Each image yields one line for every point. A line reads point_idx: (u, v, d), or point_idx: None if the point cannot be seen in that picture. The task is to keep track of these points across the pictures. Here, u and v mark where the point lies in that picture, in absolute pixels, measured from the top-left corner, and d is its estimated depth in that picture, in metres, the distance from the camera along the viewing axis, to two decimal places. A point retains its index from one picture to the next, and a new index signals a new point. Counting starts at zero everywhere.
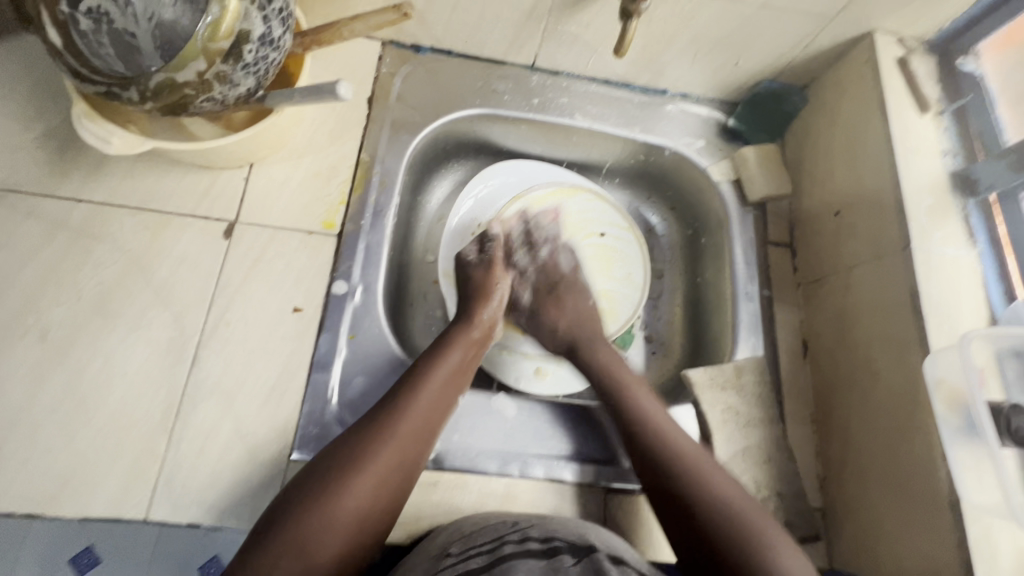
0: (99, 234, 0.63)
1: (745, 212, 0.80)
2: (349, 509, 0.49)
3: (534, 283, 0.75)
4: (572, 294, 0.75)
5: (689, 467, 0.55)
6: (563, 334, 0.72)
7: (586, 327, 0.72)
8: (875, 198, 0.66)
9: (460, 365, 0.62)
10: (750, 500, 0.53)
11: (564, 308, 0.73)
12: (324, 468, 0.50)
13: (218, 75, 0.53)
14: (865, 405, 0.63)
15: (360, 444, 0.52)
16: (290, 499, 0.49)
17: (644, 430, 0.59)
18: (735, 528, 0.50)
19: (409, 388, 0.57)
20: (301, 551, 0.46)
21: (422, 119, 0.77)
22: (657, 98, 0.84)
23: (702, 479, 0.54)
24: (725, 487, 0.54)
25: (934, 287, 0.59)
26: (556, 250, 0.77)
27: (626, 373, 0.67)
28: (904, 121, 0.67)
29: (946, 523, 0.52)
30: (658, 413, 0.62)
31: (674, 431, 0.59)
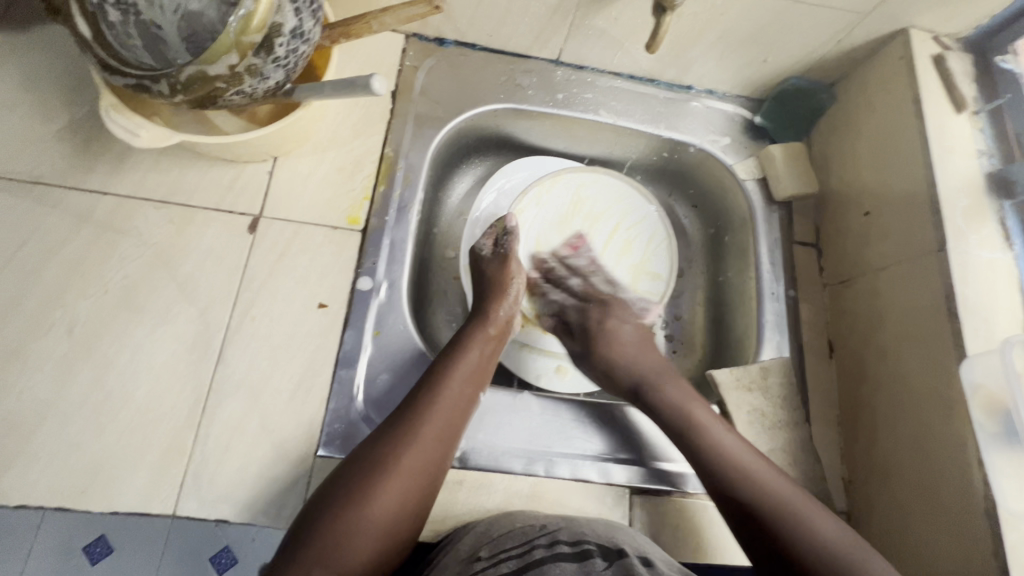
0: (124, 228, 0.63)
1: (771, 211, 0.79)
2: (377, 512, 0.48)
3: (577, 315, 0.73)
4: (650, 355, 0.69)
5: (735, 466, 0.55)
6: (626, 374, 0.67)
7: (651, 356, 0.69)
8: (908, 199, 0.65)
9: (480, 363, 0.61)
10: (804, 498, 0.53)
11: (621, 337, 0.70)
12: (352, 468, 0.50)
13: (250, 67, 0.52)
14: (896, 408, 0.62)
15: (383, 446, 0.51)
16: (318, 504, 0.49)
17: (695, 433, 0.59)
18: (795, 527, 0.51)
19: (429, 388, 0.56)
20: (333, 556, 0.46)
21: (446, 114, 0.76)
22: (682, 94, 0.83)
23: (752, 475, 0.55)
24: (790, 493, 0.53)
25: (970, 290, 0.58)
26: (586, 278, 0.77)
27: (662, 368, 0.67)
28: (939, 120, 0.65)
29: (981, 531, 0.51)
30: (703, 413, 0.61)
31: (724, 432, 0.59)
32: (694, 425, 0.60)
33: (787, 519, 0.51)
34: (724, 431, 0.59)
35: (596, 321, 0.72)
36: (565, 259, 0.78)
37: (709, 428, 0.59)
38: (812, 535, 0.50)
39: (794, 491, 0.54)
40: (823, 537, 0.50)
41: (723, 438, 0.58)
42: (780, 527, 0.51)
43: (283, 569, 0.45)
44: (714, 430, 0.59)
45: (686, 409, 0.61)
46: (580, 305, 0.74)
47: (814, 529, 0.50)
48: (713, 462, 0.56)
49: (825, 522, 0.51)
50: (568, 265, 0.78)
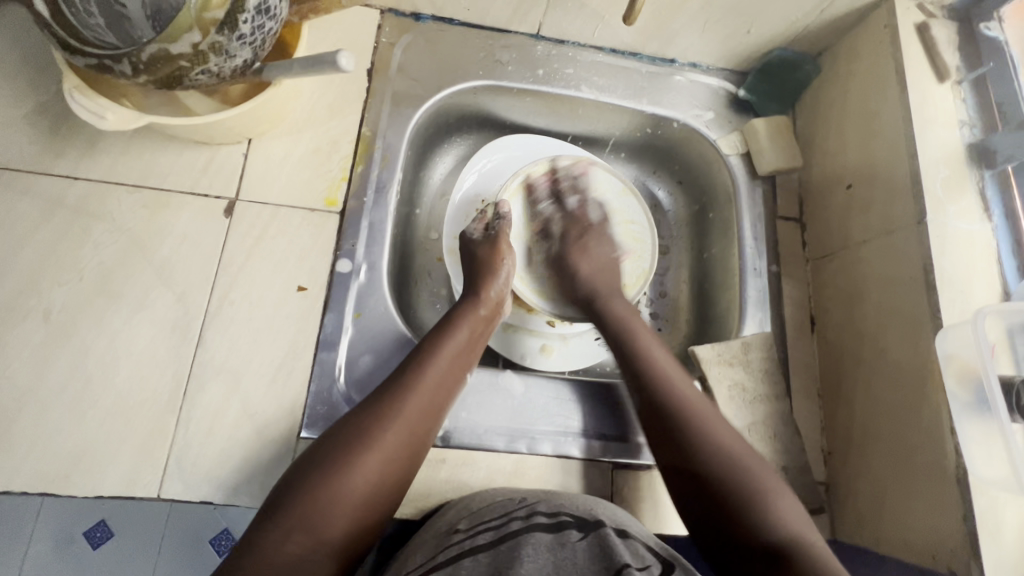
0: (97, 213, 0.62)
1: (754, 186, 0.79)
2: (358, 485, 0.49)
3: (561, 228, 0.76)
4: (618, 295, 0.70)
5: (683, 414, 0.55)
6: (585, 281, 0.71)
7: (609, 277, 0.72)
8: (890, 172, 0.65)
9: (468, 342, 0.61)
10: (744, 444, 0.54)
11: (592, 255, 0.73)
12: (331, 445, 0.50)
13: (213, 45, 0.50)
14: (873, 379, 0.63)
15: (368, 421, 0.52)
16: (297, 476, 0.49)
17: (653, 380, 0.59)
18: (726, 472, 0.51)
19: (416, 365, 0.57)
20: (310, 526, 0.46)
21: (424, 91, 0.74)
22: (665, 67, 0.82)
23: (709, 429, 0.54)
24: (717, 425, 0.55)
25: (947, 262, 0.58)
26: (585, 199, 0.77)
27: (639, 322, 0.66)
28: (921, 91, 0.64)
29: (952, 497, 0.52)
30: (675, 373, 0.60)
31: (683, 384, 0.59)
32: (658, 376, 0.59)
33: (734, 472, 0.51)
34: (693, 394, 0.58)
35: (574, 254, 0.73)
36: (557, 184, 0.78)
37: (675, 384, 0.58)
38: (751, 486, 0.50)
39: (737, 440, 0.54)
40: (764, 488, 0.50)
41: (689, 396, 0.57)
42: (725, 478, 0.51)
43: (260, 535, 0.45)
44: (682, 385, 0.59)
45: (646, 356, 0.61)
46: (561, 230, 0.76)
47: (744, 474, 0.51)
48: (671, 411, 0.56)
49: (768, 480, 0.51)
50: (559, 189, 0.77)
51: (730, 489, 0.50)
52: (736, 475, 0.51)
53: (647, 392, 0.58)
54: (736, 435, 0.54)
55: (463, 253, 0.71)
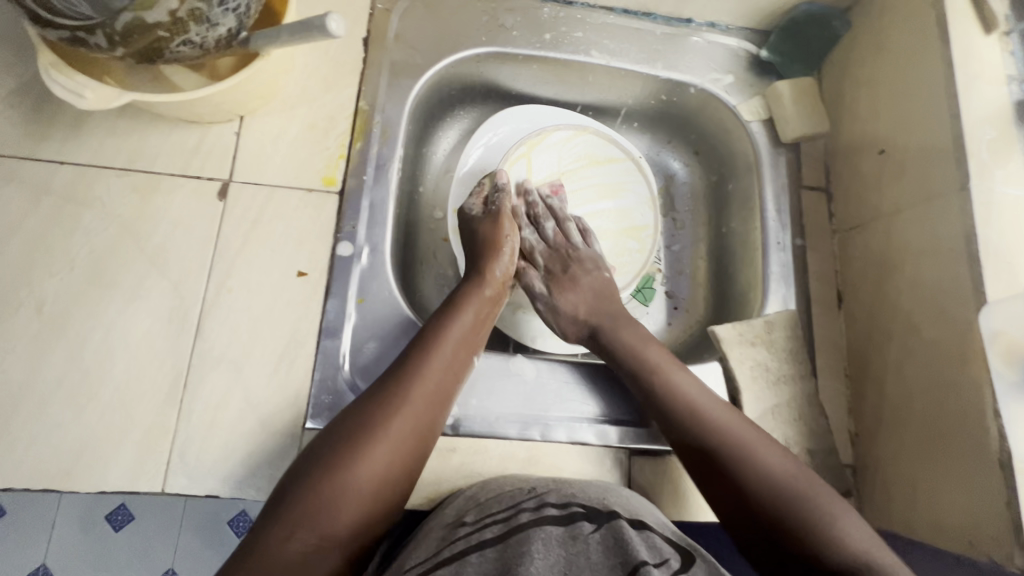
0: (86, 199, 0.59)
1: (778, 153, 0.74)
2: (364, 476, 0.46)
3: (542, 259, 0.69)
4: (625, 321, 0.64)
5: (728, 445, 0.52)
6: (585, 319, 0.65)
7: (608, 305, 0.66)
8: (928, 134, 0.60)
9: (473, 325, 0.58)
10: (799, 465, 0.51)
11: (579, 288, 0.67)
12: (335, 436, 0.48)
13: (192, 12, 0.46)
14: (906, 358, 0.59)
15: (372, 410, 0.49)
16: (301, 468, 0.47)
17: (683, 418, 0.55)
18: (786, 500, 0.48)
19: (421, 351, 0.54)
20: (316, 520, 0.44)
21: (423, 60, 0.70)
22: (681, 28, 0.76)
23: (756, 458, 0.51)
24: (765, 451, 0.51)
25: (992, 231, 0.54)
26: (563, 222, 0.70)
27: (652, 350, 0.60)
28: (965, 43, 0.59)
29: (994, 484, 0.49)
30: (705, 399, 0.56)
31: (714, 409, 0.55)
32: (691, 405, 0.55)
33: (794, 504, 0.48)
34: (728, 418, 0.54)
35: (563, 294, 0.67)
36: (529, 206, 0.71)
37: (708, 416, 0.54)
38: (810, 508, 0.47)
39: (787, 459, 0.51)
40: (815, 503, 0.48)
41: (717, 421, 0.54)
42: (778, 510, 0.48)
43: (265, 531, 0.43)
44: (713, 409, 0.55)
45: (672, 390, 0.57)
46: (545, 266, 0.69)
47: (805, 501, 0.48)
48: (748, 482, 0.50)
49: (829, 497, 0.49)
50: (531, 215, 0.71)
51: (786, 515, 0.48)
52: (789, 504, 0.48)
53: (705, 456, 0.52)
54: (779, 453, 0.52)
55: (463, 231, 0.68)
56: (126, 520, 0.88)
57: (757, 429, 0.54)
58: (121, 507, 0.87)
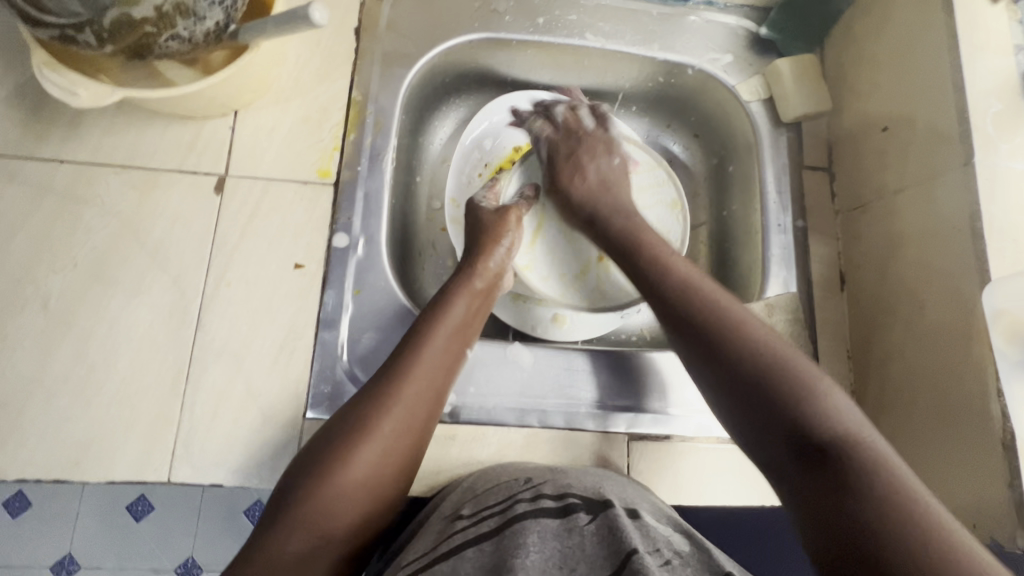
0: (86, 197, 0.60)
1: (778, 134, 0.73)
2: (359, 479, 0.47)
3: (551, 141, 0.69)
4: (635, 214, 0.63)
5: (708, 309, 0.51)
6: (585, 208, 0.64)
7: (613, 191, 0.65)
8: (932, 108, 0.58)
9: (465, 317, 0.58)
10: (784, 339, 0.48)
11: (587, 170, 0.66)
12: (327, 438, 0.49)
13: (178, 6, 0.46)
14: (909, 340, 0.59)
15: (364, 413, 0.49)
16: (296, 471, 0.48)
17: (675, 289, 0.54)
18: (767, 365, 0.46)
19: (412, 348, 0.54)
20: (314, 525, 0.45)
21: (415, 49, 0.69)
22: (678, 7, 0.75)
23: (741, 332, 0.49)
24: (750, 324, 0.49)
25: (997, 208, 0.52)
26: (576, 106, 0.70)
27: (652, 235, 0.60)
28: (970, 13, 0.57)
29: (997, 466, 0.48)
30: (736, 302, 0.51)
31: (702, 283, 0.54)
32: (684, 285, 0.54)
33: (777, 368, 0.46)
34: (763, 330, 0.49)
35: (567, 170, 0.66)
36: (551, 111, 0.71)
37: (696, 289, 0.53)
38: (798, 378, 0.45)
39: (779, 338, 0.49)
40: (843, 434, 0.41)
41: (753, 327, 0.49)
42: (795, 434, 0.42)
43: (265, 536, 0.45)
44: (704, 284, 0.53)
45: (665, 269, 0.56)
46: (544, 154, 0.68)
47: (791, 369, 0.45)
48: (734, 342, 0.48)
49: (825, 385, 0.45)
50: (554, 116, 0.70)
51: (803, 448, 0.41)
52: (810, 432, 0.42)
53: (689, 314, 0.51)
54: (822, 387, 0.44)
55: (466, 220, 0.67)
56: (147, 508, 0.93)
57: (753, 314, 0.51)
58: (138, 499, 0.93)
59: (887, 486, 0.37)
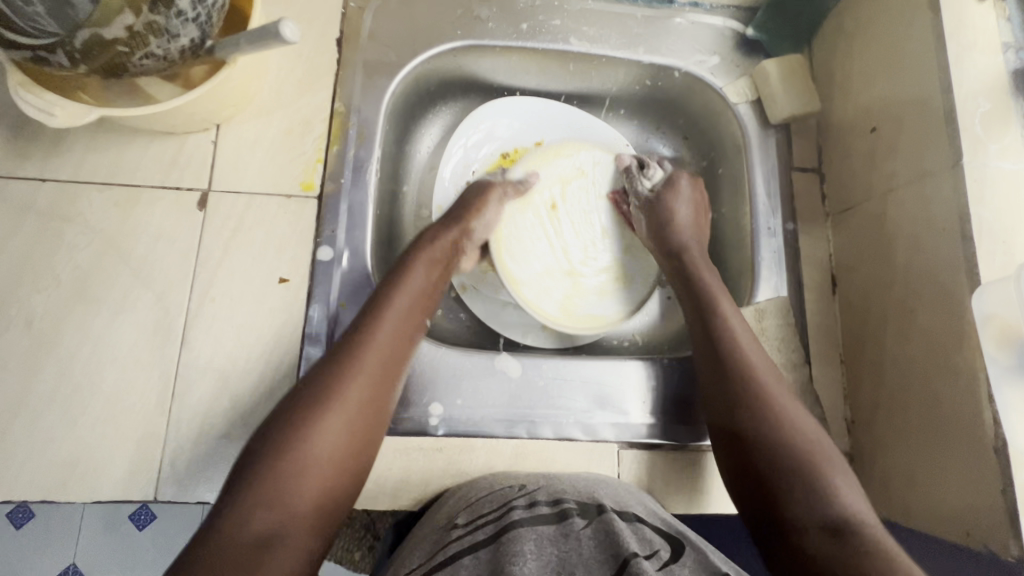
0: (68, 215, 0.60)
1: (767, 135, 0.72)
2: (318, 449, 0.46)
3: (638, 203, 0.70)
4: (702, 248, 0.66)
5: (748, 380, 0.53)
6: (677, 234, 0.66)
7: (699, 220, 0.68)
8: (920, 109, 0.57)
9: (424, 289, 0.58)
10: (828, 449, 0.49)
11: (681, 195, 0.69)
12: (282, 414, 0.47)
13: (150, 26, 0.46)
14: (902, 342, 0.58)
15: (318, 385, 0.48)
16: (248, 458, 0.45)
17: (720, 335, 0.56)
18: (792, 470, 0.48)
19: (367, 320, 0.53)
20: (277, 500, 0.43)
21: (398, 58, 0.69)
22: (663, 10, 0.74)
23: (779, 415, 0.50)
24: (792, 412, 0.51)
25: (987, 209, 0.51)
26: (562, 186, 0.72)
27: (715, 281, 0.61)
28: (957, 10, 0.56)
29: (991, 474, 0.47)
30: (747, 340, 0.56)
31: (765, 374, 0.54)
32: (733, 340, 0.56)
33: (799, 475, 0.47)
34: (762, 361, 0.55)
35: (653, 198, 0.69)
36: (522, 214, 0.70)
37: (748, 357, 0.55)
38: (814, 483, 0.47)
39: (812, 431, 0.50)
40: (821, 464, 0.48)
41: (754, 363, 0.54)
42: (779, 456, 0.49)
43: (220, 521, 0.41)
44: (750, 347, 0.56)
45: (720, 318, 0.57)
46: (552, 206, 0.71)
47: (812, 475, 0.47)
48: (751, 424, 0.51)
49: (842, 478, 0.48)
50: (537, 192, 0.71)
51: (788, 462, 0.48)
52: (803, 457, 0.48)
53: (719, 364, 0.55)
54: (808, 421, 0.51)
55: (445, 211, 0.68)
56: (150, 517, 0.93)
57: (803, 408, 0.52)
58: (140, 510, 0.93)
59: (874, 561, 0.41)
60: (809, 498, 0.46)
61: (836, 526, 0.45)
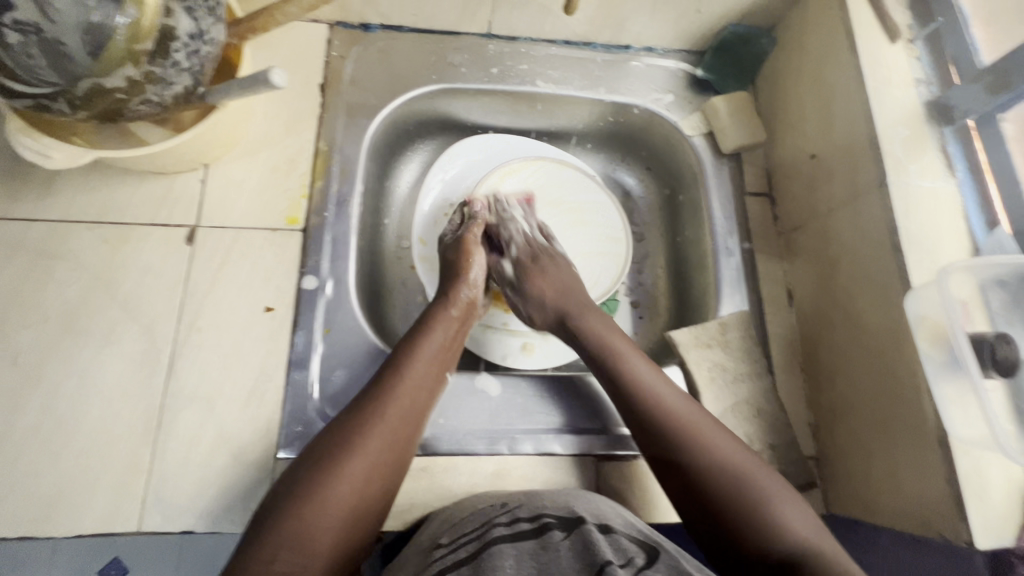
0: (58, 253, 0.62)
1: (720, 164, 0.78)
2: (343, 491, 0.47)
3: (577, 215, 0.78)
4: (595, 309, 0.66)
5: (669, 414, 0.54)
6: (551, 302, 0.66)
7: (574, 296, 0.66)
8: (851, 137, 0.64)
9: (444, 345, 0.60)
10: (751, 457, 0.52)
11: (600, 243, 0.75)
12: (313, 455, 0.49)
13: (148, 75, 0.50)
14: (851, 348, 0.62)
15: (346, 431, 0.50)
16: (276, 501, 0.47)
17: (637, 393, 0.57)
18: (739, 497, 0.48)
19: (394, 372, 0.56)
20: (299, 540, 0.44)
21: (378, 101, 0.74)
22: (621, 54, 0.82)
23: (702, 441, 0.52)
24: (716, 438, 0.52)
25: (913, 223, 0.57)
26: (590, 204, 0.80)
27: (618, 339, 0.62)
28: (874, 51, 0.64)
29: (936, 462, 0.51)
30: (654, 381, 0.58)
31: (674, 397, 0.56)
32: (660, 399, 0.56)
33: (753, 513, 0.48)
34: (686, 406, 0.55)
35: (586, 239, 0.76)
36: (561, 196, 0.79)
37: (664, 396, 0.56)
38: (756, 497, 0.48)
39: (738, 451, 0.52)
40: (738, 472, 0.50)
41: (670, 402, 0.55)
42: (721, 493, 0.49)
43: (246, 557, 0.43)
44: (653, 382, 0.58)
45: (631, 373, 0.58)
46: (578, 219, 0.78)
47: (753, 496, 0.49)
48: (688, 455, 0.51)
49: (777, 489, 0.50)
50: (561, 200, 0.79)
51: (733, 508, 0.48)
52: (742, 488, 0.49)
53: (638, 418, 0.56)
54: (735, 444, 0.52)
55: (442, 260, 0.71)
56: None
57: (727, 434, 0.54)
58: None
59: None
60: (762, 530, 0.47)
61: (795, 559, 0.44)
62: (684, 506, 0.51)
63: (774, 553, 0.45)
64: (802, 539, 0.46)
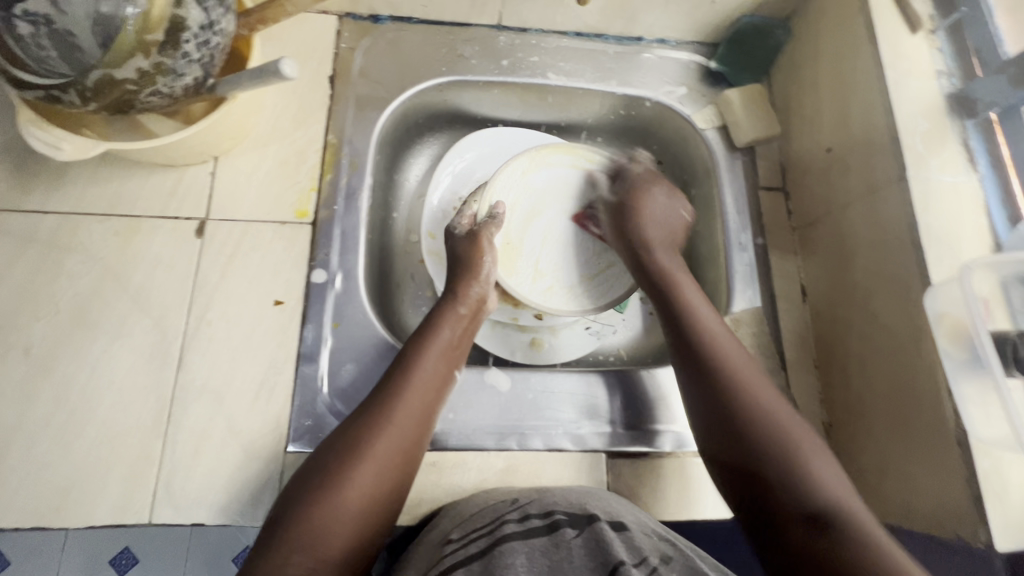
0: (69, 245, 0.62)
1: (734, 157, 0.77)
2: (353, 494, 0.47)
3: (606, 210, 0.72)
4: (665, 248, 0.67)
5: (716, 351, 0.56)
6: (644, 230, 0.68)
7: (667, 236, 0.68)
8: (869, 130, 0.62)
9: (453, 343, 0.60)
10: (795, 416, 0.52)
11: (654, 209, 0.69)
12: (324, 457, 0.49)
13: (159, 66, 0.50)
14: (867, 345, 0.61)
15: (355, 432, 0.50)
16: (287, 504, 0.47)
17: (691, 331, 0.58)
18: (777, 444, 0.50)
19: (403, 372, 0.55)
20: (311, 542, 0.44)
21: (388, 93, 0.73)
22: (633, 46, 0.80)
23: (749, 390, 0.53)
24: (760, 390, 0.54)
25: (933, 218, 0.56)
26: (637, 159, 0.74)
27: (678, 276, 0.64)
28: (894, 42, 0.62)
29: (955, 463, 0.50)
30: (711, 323, 0.59)
31: (727, 343, 0.57)
32: (712, 337, 0.58)
33: (790, 464, 0.49)
34: (736, 354, 0.57)
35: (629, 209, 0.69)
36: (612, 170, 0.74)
37: (723, 349, 0.57)
38: (794, 454, 0.49)
39: (784, 406, 0.53)
40: (777, 425, 0.51)
41: (721, 344, 0.57)
42: (764, 439, 0.50)
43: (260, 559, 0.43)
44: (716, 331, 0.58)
45: (690, 314, 0.60)
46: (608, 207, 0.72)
47: (793, 448, 0.50)
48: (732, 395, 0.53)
49: (814, 450, 0.50)
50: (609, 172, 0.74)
51: (766, 455, 0.50)
52: (782, 441, 0.50)
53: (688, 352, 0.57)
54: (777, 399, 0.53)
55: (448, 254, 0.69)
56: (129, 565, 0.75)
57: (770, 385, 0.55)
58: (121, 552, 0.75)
59: (869, 554, 0.42)
60: (799, 482, 0.48)
61: (821, 516, 0.46)
62: (715, 440, 0.53)
63: (807, 508, 0.47)
64: (838, 499, 0.47)
